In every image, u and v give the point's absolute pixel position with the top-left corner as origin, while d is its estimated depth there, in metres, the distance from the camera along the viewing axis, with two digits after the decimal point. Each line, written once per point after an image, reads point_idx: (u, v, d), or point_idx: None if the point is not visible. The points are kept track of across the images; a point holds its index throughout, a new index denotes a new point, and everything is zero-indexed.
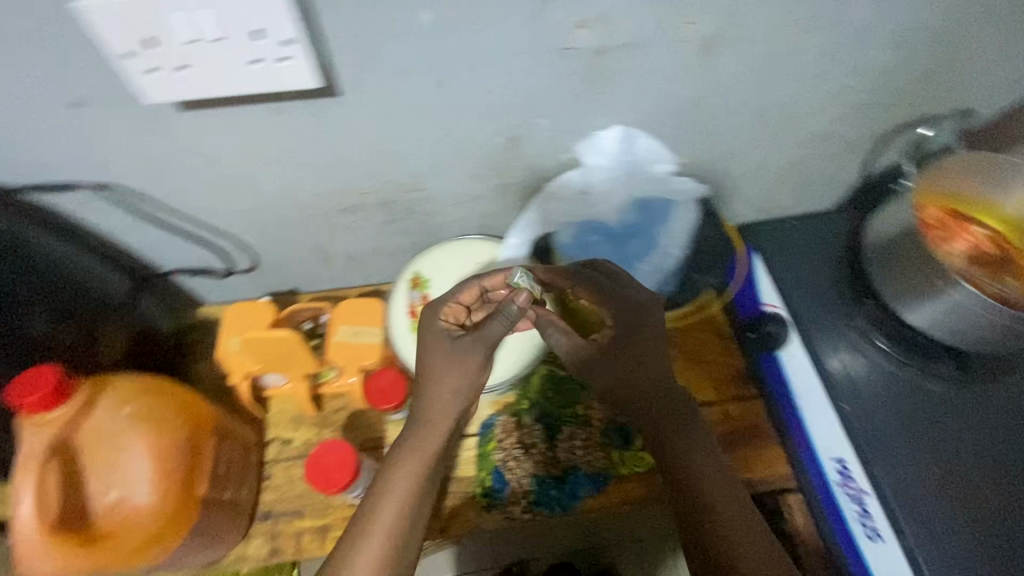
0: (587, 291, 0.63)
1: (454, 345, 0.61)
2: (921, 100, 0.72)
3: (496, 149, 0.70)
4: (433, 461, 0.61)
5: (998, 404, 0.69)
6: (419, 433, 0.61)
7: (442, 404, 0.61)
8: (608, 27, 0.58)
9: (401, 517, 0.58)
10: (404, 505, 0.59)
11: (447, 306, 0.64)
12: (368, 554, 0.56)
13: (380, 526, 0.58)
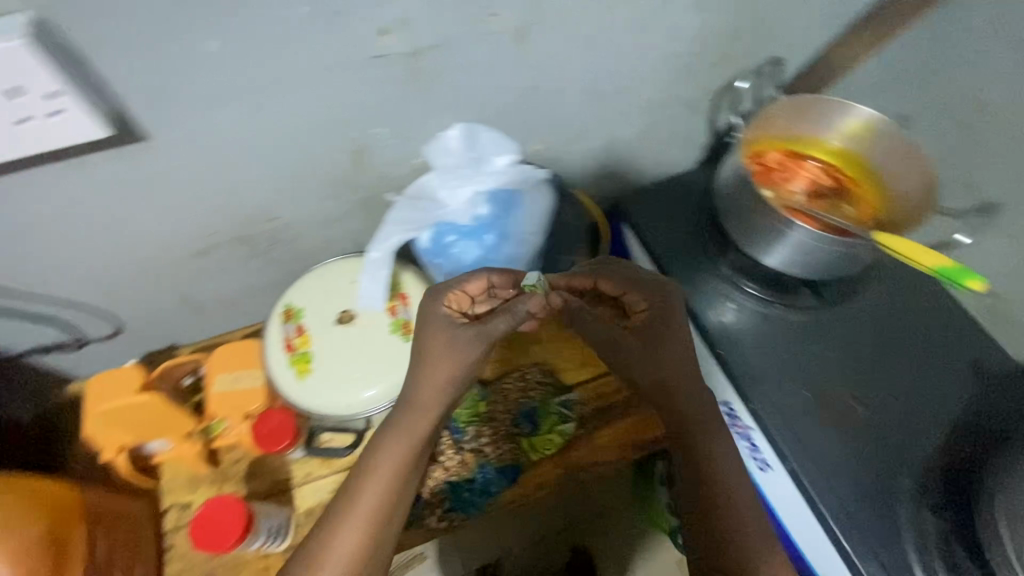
0: (612, 284, 0.62)
1: (455, 339, 0.58)
2: (739, 55, 0.76)
3: (342, 165, 0.69)
4: (417, 445, 0.59)
5: (856, 321, 0.74)
6: (410, 414, 0.59)
7: (431, 393, 0.59)
8: (414, 30, 0.57)
9: (383, 505, 0.58)
10: (387, 492, 0.58)
11: (452, 294, 0.59)
12: (347, 540, 0.56)
13: (360, 513, 0.57)
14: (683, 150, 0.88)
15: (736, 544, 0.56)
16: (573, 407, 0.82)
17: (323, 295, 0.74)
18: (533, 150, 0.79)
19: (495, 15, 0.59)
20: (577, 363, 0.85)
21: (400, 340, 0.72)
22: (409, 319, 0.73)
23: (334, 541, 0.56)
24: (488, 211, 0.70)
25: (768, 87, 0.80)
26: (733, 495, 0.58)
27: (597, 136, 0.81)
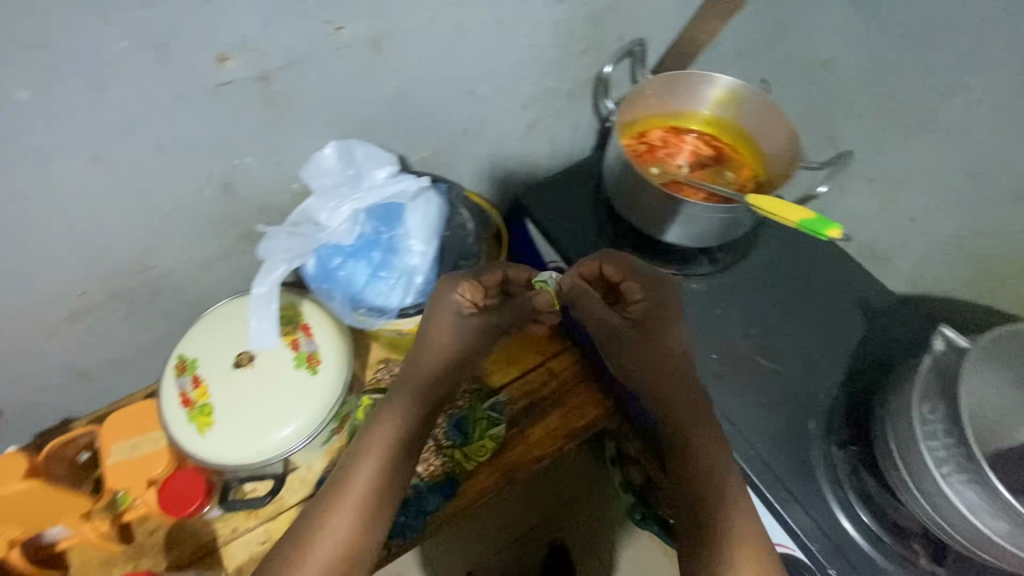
0: (614, 270, 0.69)
1: (464, 322, 0.67)
2: (606, 40, 0.78)
3: (212, 203, 0.65)
4: (413, 422, 0.63)
5: (752, 282, 0.77)
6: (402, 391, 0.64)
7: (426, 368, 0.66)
8: (256, 55, 0.55)
9: (380, 478, 0.59)
10: (384, 463, 0.60)
11: (467, 286, 0.67)
12: (344, 513, 0.56)
13: (359, 483, 0.58)
14: (572, 139, 0.90)
15: (710, 477, 0.59)
16: (502, 409, 0.80)
17: (218, 342, 0.70)
18: (419, 158, 0.78)
19: (343, 29, 0.57)
20: (502, 364, 0.84)
21: (307, 374, 0.68)
22: (313, 351, 0.70)
23: (333, 508, 0.57)
24: (371, 225, 0.72)
25: (640, 67, 0.83)
26: (703, 439, 0.62)
27: (484, 136, 0.81)
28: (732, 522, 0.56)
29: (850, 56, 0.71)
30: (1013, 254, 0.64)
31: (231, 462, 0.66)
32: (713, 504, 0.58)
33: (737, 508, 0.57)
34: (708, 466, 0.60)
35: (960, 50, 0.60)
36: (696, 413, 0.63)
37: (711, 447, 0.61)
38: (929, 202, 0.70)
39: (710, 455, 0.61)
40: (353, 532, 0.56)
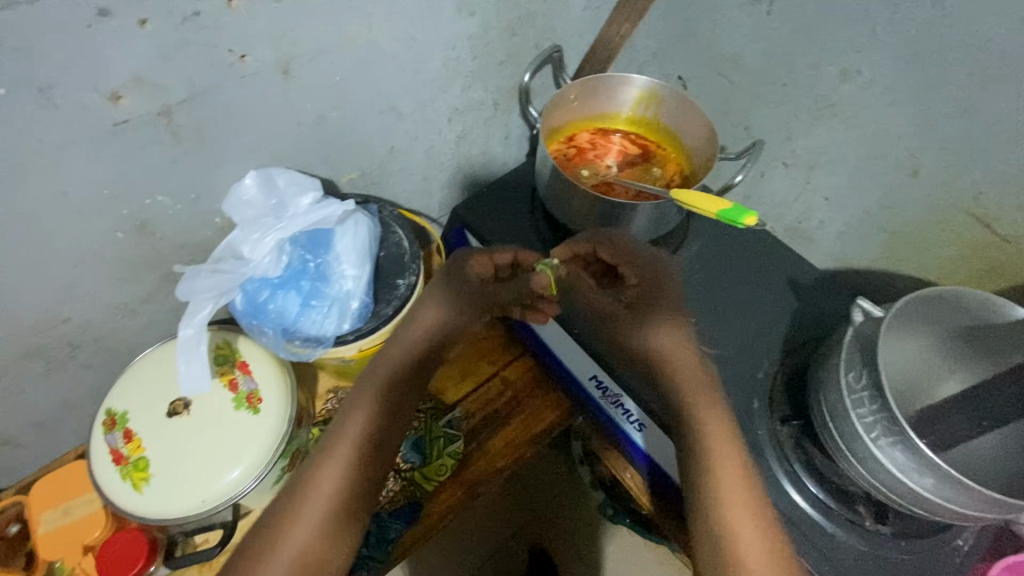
0: (609, 254, 0.73)
1: (463, 290, 0.71)
2: (523, 48, 0.79)
3: (126, 246, 0.62)
4: (395, 383, 0.64)
5: (689, 271, 0.79)
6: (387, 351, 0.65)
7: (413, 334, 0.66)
8: (153, 90, 0.52)
9: (366, 440, 0.59)
10: (369, 425, 0.60)
11: (480, 258, 0.72)
12: (332, 471, 0.57)
13: (341, 457, 0.57)
14: (504, 147, 0.90)
15: (716, 454, 0.59)
16: (458, 424, 0.79)
17: (151, 392, 0.67)
18: (349, 179, 0.77)
19: (246, 56, 0.56)
20: (455, 379, 0.83)
21: (247, 415, 0.66)
22: (253, 389, 0.67)
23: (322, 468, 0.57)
24: (299, 253, 0.68)
25: (562, 72, 0.84)
26: (710, 417, 0.61)
27: (413, 152, 0.80)
28: (731, 492, 0.57)
29: (754, 49, 0.74)
30: (918, 223, 0.69)
31: (162, 519, 0.61)
32: (714, 478, 0.58)
33: (737, 479, 0.58)
34: (716, 445, 0.59)
35: (847, 37, 0.64)
36: (698, 391, 0.63)
37: (715, 423, 0.61)
38: (841, 180, 0.74)
39: (716, 433, 0.60)
40: (331, 510, 0.55)
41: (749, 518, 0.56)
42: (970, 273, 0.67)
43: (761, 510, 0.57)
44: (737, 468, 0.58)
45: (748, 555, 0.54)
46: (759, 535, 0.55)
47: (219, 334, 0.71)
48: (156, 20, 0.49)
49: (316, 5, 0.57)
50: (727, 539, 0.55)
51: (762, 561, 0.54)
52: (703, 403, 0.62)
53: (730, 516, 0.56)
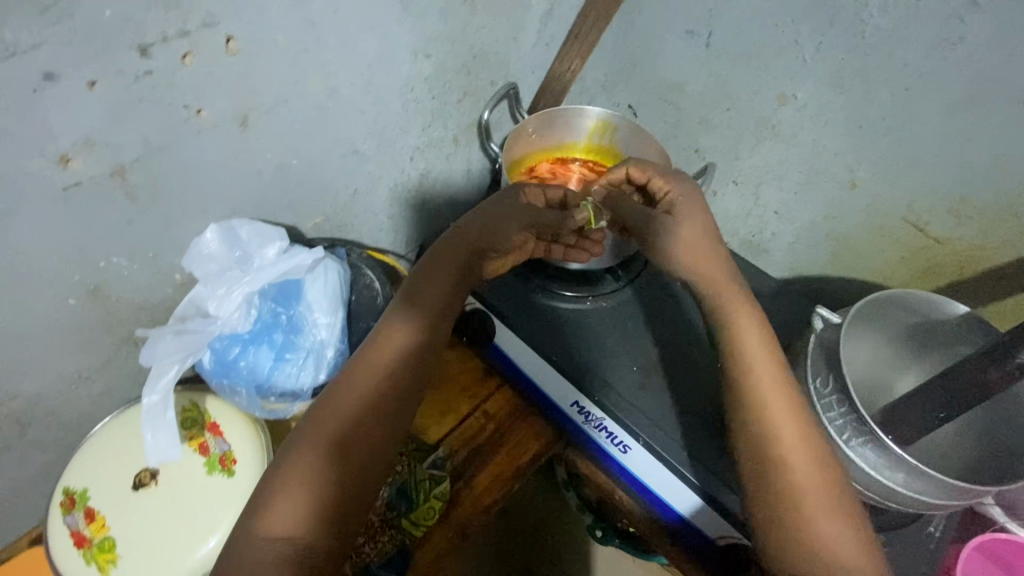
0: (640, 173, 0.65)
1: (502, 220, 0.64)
2: (479, 86, 0.81)
3: (79, 313, 0.59)
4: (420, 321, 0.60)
5: (653, 293, 0.82)
6: (421, 285, 0.61)
7: (439, 266, 0.62)
8: (103, 150, 0.50)
9: (381, 386, 0.56)
10: (387, 372, 0.57)
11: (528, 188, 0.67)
12: (341, 416, 0.54)
13: (341, 412, 0.54)
14: (467, 182, 0.91)
15: (760, 384, 0.54)
16: (442, 464, 0.77)
17: (111, 465, 0.63)
18: (313, 224, 0.76)
19: (202, 110, 0.55)
20: (435, 417, 0.82)
21: (222, 478, 0.62)
22: (226, 451, 0.64)
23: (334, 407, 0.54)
24: (269, 304, 0.66)
25: (518, 107, 0.86)
26: (753, 342, 0.56)
27: (377, 192, 0.80)
28: (771, 407, 0.53)
29: (697, 77, 0.78)
30: (861, 231, 0.74)
31: None
32: (760, 410, 0.53)
33: (786, 410, 0.53)
34: (760, 374, 0.54)
35: (781, 66, 0.69)
36: (740, 313, 0.57)
37: (758, 351, 0.55)
38: (788, 195, 0.78)
39: (760, 361, 0.55)
40: (336, 456, 0.52)
41: (801, 446, 0.52)
42: (911, 274, 0.72)
43: (811, 435, 0.53)
44: (783, 395, 0.54)
45: (802, 485, 0.50)
46: (812, 462, 0.51)
47: (184, 395, 0.67)
48: (106, 80, 0.47)
49: (272, 55, 0.56)
50: (778, 473, 0.51)
51: (816, 492, 0.50)
52: (744, 327, 0.56)
53: (781, 446, 0.52)
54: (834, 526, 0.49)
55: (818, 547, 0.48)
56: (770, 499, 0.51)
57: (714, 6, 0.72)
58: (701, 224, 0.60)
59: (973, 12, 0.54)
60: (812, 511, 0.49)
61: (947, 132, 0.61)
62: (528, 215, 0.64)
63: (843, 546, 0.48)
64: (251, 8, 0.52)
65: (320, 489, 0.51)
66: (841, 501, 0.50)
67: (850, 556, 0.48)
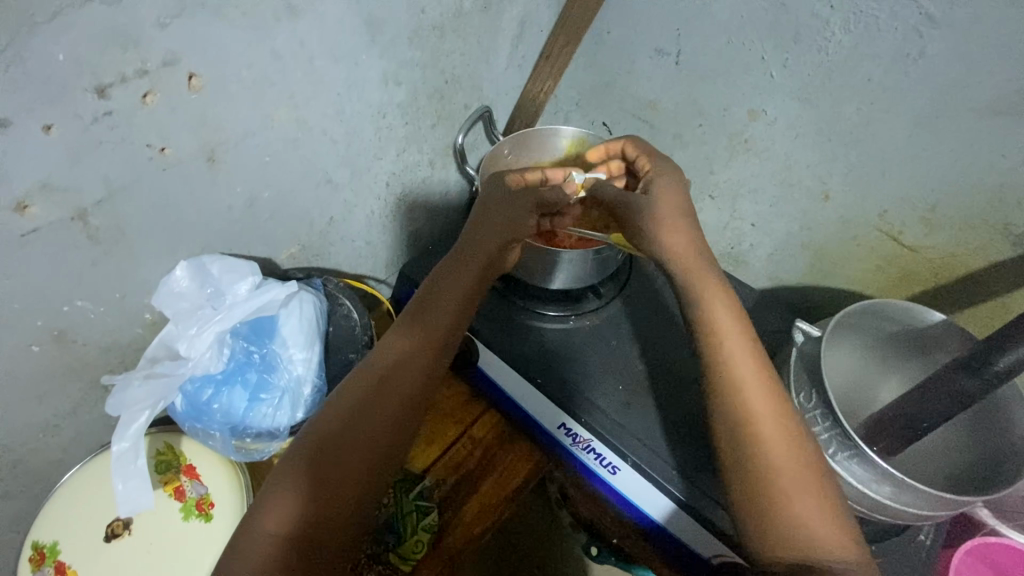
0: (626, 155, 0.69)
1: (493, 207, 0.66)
2: (452, 110, 0.81)
3: (43, 359, 0.57)
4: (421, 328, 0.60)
5: (638, 309, 0.82)
6: (428, 293, 0.62)
7: (445, 273, 0.64)
8: (62, 194, 0.49)
9: (379, 389, 0.55)
10: (387, 377, 0.56)
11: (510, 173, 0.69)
12: (338, 420, 0.53)
13: (339, 417, 0.53)
14: (444, 204, 0.91)
15: (735, 364, 0.52)
16: (429, 494, 0.75)
17: (82, 516, 0.61)
18: (289, 254, 0.75)
19: (167, 148, 0.53)
20: (422, 445, 0.80)
21: (200, 523, 0.61)
22: (203, 494, 0.63)
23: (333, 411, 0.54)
24: (242, 344, 0.65)
25: (493, 128, 0.86)
26: (726, 323, 0.55)
27: (354, 219, 0.79)
28: (748, 387, 0.51)
29: (668, 95, 0.79)
30: (837, 241, 0.74)
31: None
32: (738, 388, 0.51)
33: (757, 380, 0.52)
34: (734, 354, 0.53)
35: (750, 82, 0.70)
36: (713, 294, 0.56)
37: (732, 333, 0.54)
38: (764, 208, 0.79)
39: (733, 340, 0.54)
40: (327, 460, 0.51)
41: (777, 425, 0.50)
42: (887, 282, 0.73)
43: (788, 415, 0.51)
44: (757, 374, 0.52)
45: (779, 464, 0.48)
46: (790, 440, 0.49)
47: (157, 438, 0.65)
48: (63, 123, 0.46)
49: (239, 91, 0.56)
50: (755, 453, 0.49)
51: (794, 471, 0.48)
52: (718, 308, 0.55)
53: (756, 426, 0.50)
54: (814, 506, 0.47)
55: (798, 527, 0.46)
56: (747, 479, 0.49)
57: (682, 25, 0.73)
58: (679, 199, 0.61)
59: (933, 28, 0.55)
60: (789, 491, 0.47)
61: (913, 145, 0.62)
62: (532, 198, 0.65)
63: (824, 527, 0.46)
64: (213, 45, 0.51)
65: (311, 493, 0.49)
66: (820, 481, 0.48)
67: (831, 538, 0.46)
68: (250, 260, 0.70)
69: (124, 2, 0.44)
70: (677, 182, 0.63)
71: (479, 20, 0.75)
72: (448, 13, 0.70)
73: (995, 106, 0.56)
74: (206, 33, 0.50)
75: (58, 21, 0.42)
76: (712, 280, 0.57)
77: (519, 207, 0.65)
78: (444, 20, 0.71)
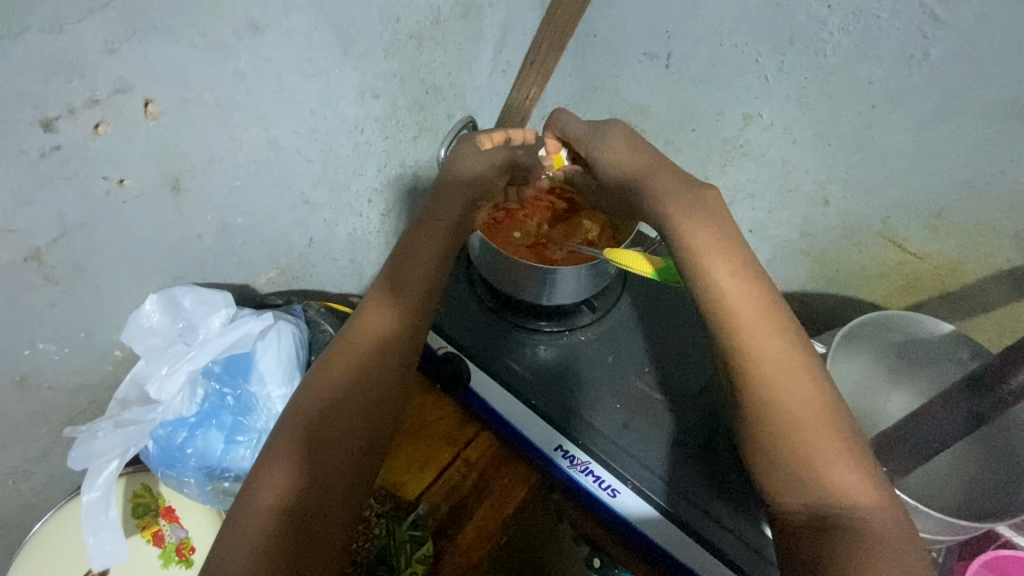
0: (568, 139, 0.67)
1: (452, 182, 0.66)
2: (434, 121, 0.78)
3: (7, 405, 0.53)
4: (399, 299, 0.56)
5: (633, 319, 0.80)
6: (401, 262, 0.59)
7: (420, 241, 0.61)
8: (11, 234, 0.45)
9: (364, 367, 0.52)
10: (370, 354, 0.53)
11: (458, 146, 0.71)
12: (321, 399, 0.49)
13: (325, 395, 0.50)
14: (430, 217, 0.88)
15: (735, 307, 0.47)
16: (423, 523, 0.73)
17: (57, 564, 0.58)
18: (268, 278, 0.72)
19: (125, 179, 0.50)
20: (414, 471, 0.77)
21: (180, 570, 0.60)
22: (183, 539, 0.61)
23: (315, 390, 0.50)
24: (215, 385, 0.62)
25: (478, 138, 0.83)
26: (724, 264, 0.49)
27: (335, 238, 0.76)
28: (750, 327, 0.46)
29: (659, 99, 0.76)
30: (837, 247, 0.72)
31: None
32: (740, 328, 0.46)
33: (761, 319, 0.46)
34: (735, 295, 0.47)
35: (744, 85, 0.67)
36: (706, 229, 0.51)
37: (730, 273, 0.48)
38: (761, 214, 0.76)
39: (734, 283, 0.48)
40: (315, 440, 0.47)
41: (785, 365, 0.45)
42: (892, 289, 0.70)
43: (796, 355, 0.45)
44: (763, 313, 0.47)
45: (789, 408, 0.43)
46: (803, 388, 0.44)
47: (133, 479, 0.62)
48: (6, 161, 0.42)
49: (202, 115, 0.52)
50: (765, 406, 0.44)
51: (806, 418, 0.43)
52: (716, 245, 0.50)
53: (764, 375, 0.44)
54: (832, 453, 0.41)
55: (809, 476, 0.41)
56: (756, 431, 0.44)
57: (671, 27, 0.69)
58: (639, 152, 0.61)
59: (938, 29, 0.52)
60: (802, 434, 0.42)
61: (917, 147, 0.59)
62: (477, 178, 0.68)
63: (844, 477, 0.41)
64: (169, 68, 0.47)
65: (304, 478, 0.45)
66: (838, 430, 0.43)
67: (852, 489, 0.40)
68: (226, 288, 0.66)
69: (66, 27, 0.40)
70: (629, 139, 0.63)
71: (458, 27, 0.71)
72: (425, 21, 0.67)
73: (1002, 109, 0.53)
74: (159, 56, 0.46)
75: None
76: (707, 211, 0.52)
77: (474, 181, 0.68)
78: (422, 28, 0.67)
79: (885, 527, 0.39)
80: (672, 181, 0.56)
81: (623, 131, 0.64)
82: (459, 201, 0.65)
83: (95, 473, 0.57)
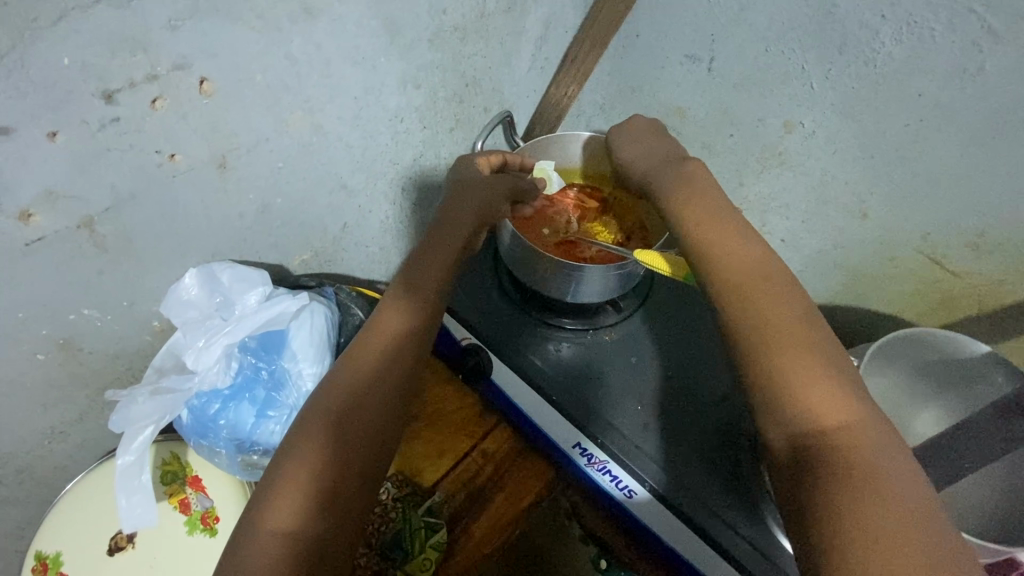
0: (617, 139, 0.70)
1: (486, 181, 0.68)
2: (472, 114, 0.78)
3: (51, 366, 0.55)
4: (421, 301, 0.58)
5: (653, 321, 0.79)
6: (421, 259, 0.61)
7: (441, 241, 0.63)
8: (67, 201, 0.47)
9: (383, 357, 0.53)
10: (388, 344, 0.54)
11: (477, 159, 0.71)
12: (342, 387, 0.50)
13: (346, 388, 0.50)
14: None
15: (716, 261, 0.48)
16: (438, 511, 0.73)
17: (89, 522, 0.61)
18: (301, 260, 0.73)
19: (177, 155, 0.51)
20: (428, 460, 0.78)
21: (204, 537, 0.62)
22: (208, 508, 0.63)
23: (336, 380, 0.51)
24: (250, 359, 0.63)
25: (513, 135, 0.83)
26: (716, 233, 0.50)
27: (368, 225, 0.77)
28: (732, 267, 0.47)
29: (699, 103, 0.76)
30: (873, 261, 0.71)
31: None
32: (729, 273, 0.47)
33: (753, 268, 0.47)
34: (723, 245, 0.49)
35: (787, 93, 0.66)
36: (705, 213, 0.53)
37: (730, 242, 0.49)
38: (796, 223, 0.75)
39: (726, 246, 0.49)
40: (336, 427, 0.48)
41: (775, 301, 0.44)
42: (926, 307, 0.70)
43: (784, 294, 0.45)
44: (749, 262, 0.47)
45: (769, 330, 0.42)
46: (787, 318, 0.43)
47: (163, 446, 0.64)
48: (68, 130, 0.44)
49: (251, 96, 0.53)
50: (745, 330, 0.43)
51: (788, 343, 0.41)
52: (710, 224, 0.51)
53: (755, 308, 0.44)
54: (805, 370, 0.40)
55: (795, 410, 0.38)
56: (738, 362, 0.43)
57: (716, 31, 0.69)
58: (665, 147, 0.66)
59: (995, 43, 0.51)
60: (777, 349, 0.41)
61: (964, 163, 0.58)
62: (507, 185, 0.69)
63: (822, 400, 0.38)
64: (225, 48, 0.48)
65: (325, 466, 0.45)
66: (821, 362, 0.40)
67: (843, 426, 0.37)
68: (261, 267, 0.68)
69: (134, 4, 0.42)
70: (657, 138, 0.68)
71: (502, 22, 0.72)
72: (471, 14, 0.67)
73: None
74: (217, 37, 0.47)
75: (63, 24, 0.39)
76: (708, 198, 0.54)
77: (498, 189, 0.68)
78: (466, 21, 0.67)
79: (869, 450, 0.35)
80: (676, 174, 0.59)
81: (653, 132, 0.69)
82: (477, 199, 0.67)
83: (132, 437, 0.59)
